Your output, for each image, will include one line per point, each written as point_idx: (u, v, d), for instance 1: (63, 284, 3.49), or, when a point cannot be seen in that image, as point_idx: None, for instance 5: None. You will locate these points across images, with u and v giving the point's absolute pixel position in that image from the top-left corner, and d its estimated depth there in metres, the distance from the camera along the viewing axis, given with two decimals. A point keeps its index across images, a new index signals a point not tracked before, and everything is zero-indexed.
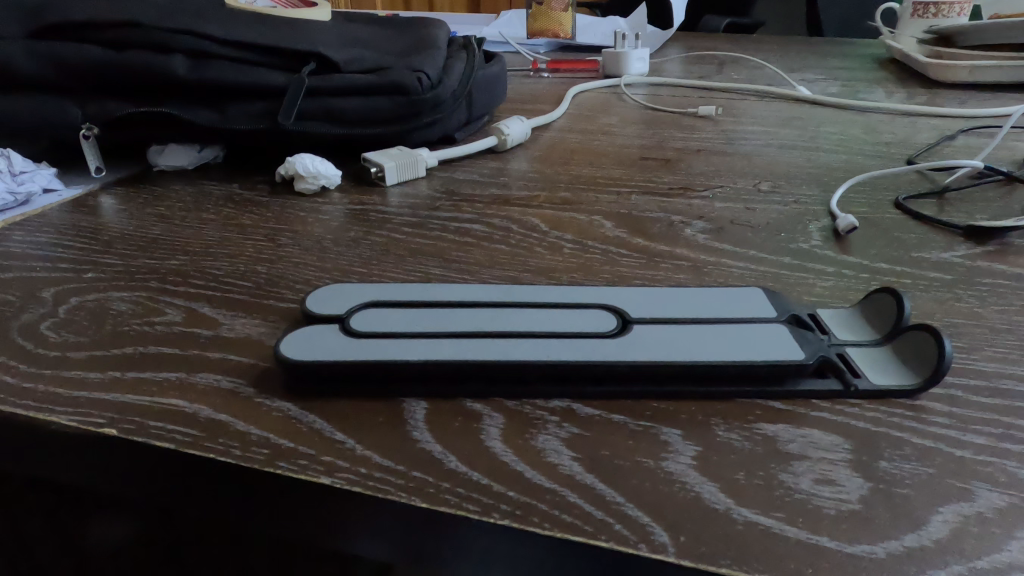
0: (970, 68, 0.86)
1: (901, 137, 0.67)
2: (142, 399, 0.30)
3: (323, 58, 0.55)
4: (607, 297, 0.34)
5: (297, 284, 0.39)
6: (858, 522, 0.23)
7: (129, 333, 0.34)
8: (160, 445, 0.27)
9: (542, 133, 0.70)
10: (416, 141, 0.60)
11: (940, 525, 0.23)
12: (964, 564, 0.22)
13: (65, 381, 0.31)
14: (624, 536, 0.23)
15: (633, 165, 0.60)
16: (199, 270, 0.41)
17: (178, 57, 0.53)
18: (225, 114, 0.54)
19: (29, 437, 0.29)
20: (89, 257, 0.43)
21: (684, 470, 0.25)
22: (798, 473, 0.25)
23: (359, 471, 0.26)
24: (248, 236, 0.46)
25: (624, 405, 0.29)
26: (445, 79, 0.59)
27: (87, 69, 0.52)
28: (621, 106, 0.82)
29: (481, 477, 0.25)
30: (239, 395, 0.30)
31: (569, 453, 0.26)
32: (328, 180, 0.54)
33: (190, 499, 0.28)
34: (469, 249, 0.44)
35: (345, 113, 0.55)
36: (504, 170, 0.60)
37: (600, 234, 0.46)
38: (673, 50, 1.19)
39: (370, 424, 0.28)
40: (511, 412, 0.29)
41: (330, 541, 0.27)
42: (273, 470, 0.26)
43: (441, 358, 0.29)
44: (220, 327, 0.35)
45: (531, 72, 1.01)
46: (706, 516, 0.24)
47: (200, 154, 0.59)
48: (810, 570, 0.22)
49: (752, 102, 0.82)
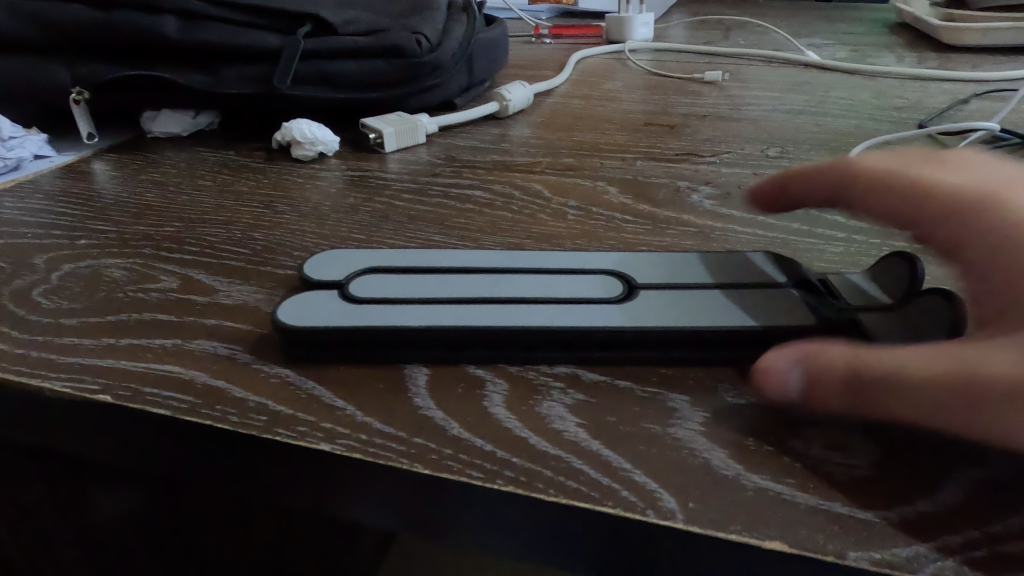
0: (984, 31, 0.83)
1: (913, 102, 0.65)
2: (138, 365, 0.29)
3: (318, 20, 0.53)
4: (613, 263, 0.33)
5: (294, 250, 0.38)
6: (872, 489, 0.23)
7: (123, 300, 0.33)
8: (156, 412, 0.27)
9: (544, 98, 0.69)
10: (415, 106, 0.59)
11: (955, 490, 0.23)
12: (978, 529, 0.21)
13: (58, 348, 0.30)
14: (632, 502, 0.22)
15: (637, 131, 0.59)
16: (195, 237, 0.40)
17: (168, 18, 0.51)
18: (218, 77, 0.53)
19: (24, 403, 0.29)
20: (82, 223, 0.42)
21: (693, 436, 0.25)
22: (809, 439, 0.25)
23: (360, 437, 0.25)
24: (244, 202, 0.45)
25: (632, 371, 0.28)
26: (445, 42, 0.58)
27: (75, 30, 0.51)
28: (625, 72, 0.80)
29: (485, 443, 0.25)
30: (237, 361, 0.29)
31: (575, 420, 0.26)
32: (326, 146, 0.52)
33: (189, 467, 0.28)
34: (470, 216, 0.43)
35: (341, 76, 0.54)
36: (506, 136, 0.58)
37: (604, 200, 0.45)
38: (677, 15, 1.16)
39: (372, 390, 0.27)
40: (515, 378, 0.28)
41: (330, 507, 0.26)
42: (272, 437, 0.25)
43: (443, 324, 0.28)
44: (216, 294, 0.34)
45: (532, 38, 0.99)
46: (715, 483, 0.23)
47: (194, 121, 0.58)
48: (822, 537, 0.21)
49: (759, 67, 0.80)
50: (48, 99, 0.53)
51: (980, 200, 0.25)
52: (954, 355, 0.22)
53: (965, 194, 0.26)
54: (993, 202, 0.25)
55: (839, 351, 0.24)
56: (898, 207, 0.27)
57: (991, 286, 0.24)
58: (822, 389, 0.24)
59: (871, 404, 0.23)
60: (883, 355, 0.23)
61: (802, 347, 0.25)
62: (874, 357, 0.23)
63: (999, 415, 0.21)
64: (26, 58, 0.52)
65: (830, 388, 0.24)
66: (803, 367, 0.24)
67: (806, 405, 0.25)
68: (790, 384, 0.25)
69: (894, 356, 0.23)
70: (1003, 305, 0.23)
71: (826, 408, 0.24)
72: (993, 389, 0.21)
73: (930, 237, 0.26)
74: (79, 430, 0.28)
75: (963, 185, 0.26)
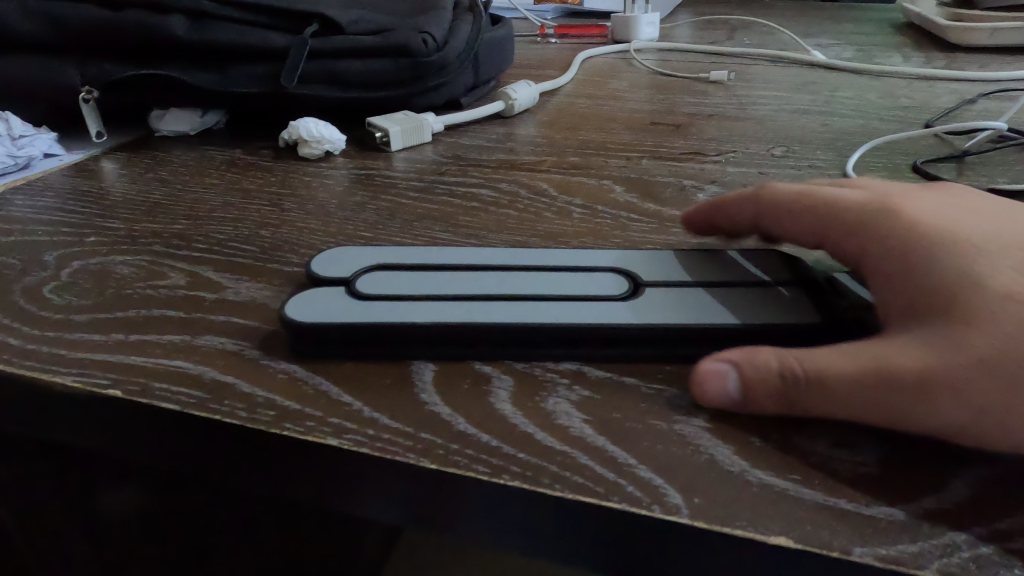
0: (992, 31, 0.83)
1: (920, 102, 0.65)
2: (147, 361, 0.29)
3: (326, 19, 0.54)
4: (619, 261, 0.33)
5: (301, 248, 0.39)
6: (878, 486, 0.23)
7: (132, 296, 0.34)
8: (165, 407, 0.27)
9: (550, 98, 0.69)
10: (421, 106, 0.59)
11: (961, 486, 0.23)
12: (984, 526, 0.21)
13: (68, 344, 0.30)
14: (637, 497, 0.22)
15: (643, 130, 0.59)
16: (203, 234, 0.40)
17: (177, 18, 0.51)
18: (226, 76, 0.53)
19: (35, 397, 0.29)
20: (91, 221, 0.42)
21: (698, 433, 0.25)
22: (815, 436, 0.25)
23: (367, 432, 0.25)
24: (252, 200, 0.45)
25: (638, 368, 0.28)
26: (452, 41, 0.58)
27: (84, 30, 0.51)
28: (631, 72, 0.80)
29: (491, 439, 0.25)
30: (244, 356, 0.29)
31: (580, 416, 0.26)
32: (333, 145, 0.53)
33: (197, 462, 0.28)
34: (476, 214, 0.43)
35: (348, 76, 0.54)
36: (511, 135, 0.59)
37: (610, 199, 0.45)
38: (682, 15, 1.16)
39: (378, 386, 0.27)
40: (520, 374, 0.28)
41: (337, 501, 0.26)
42: (280, 431, 0.25)
43: (450, 320, 0.28)
44: (225, 290, 0.34)
45: (538, 38, 0.99)
46: (721, 479, 0.23)
47: (202, 119, 0.58)
48: (828, 533, 0.21)
49: (765, 67, 0.80)
50: (58, 97, 0.53)
51: (872, 212, 0.28)
52: (872, 348, 0.23)
53: (859, 208, 0.28)
54: (884, 212, 0.28)
55: (768, 352, 0.24)
56: (804, 223, 0.30)
57: (893, 283, 0.25)
58: (754, 391, 0.24)
59: (804, 402, 0.24)
60: (809, 354, 0.24)
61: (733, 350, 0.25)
62: (801, 355, 0.24)
63: (916, 400, 0.22)
64: (37, 57, 0.53)
65: (763, 388, 0.24)
66: (735, 369, 0.25)
67: (741, 409, 0.25)
68: (724, 386, 0.25)
69: (819, 354, 0.24)
70: (905, 299, 0.25)
71: (759, 410, 0.25)
72: (909, 376, 0.22)
73: (835, 249, 0.29)
74: (89, 424, 0.29)
75: (856, 201, 0.29)
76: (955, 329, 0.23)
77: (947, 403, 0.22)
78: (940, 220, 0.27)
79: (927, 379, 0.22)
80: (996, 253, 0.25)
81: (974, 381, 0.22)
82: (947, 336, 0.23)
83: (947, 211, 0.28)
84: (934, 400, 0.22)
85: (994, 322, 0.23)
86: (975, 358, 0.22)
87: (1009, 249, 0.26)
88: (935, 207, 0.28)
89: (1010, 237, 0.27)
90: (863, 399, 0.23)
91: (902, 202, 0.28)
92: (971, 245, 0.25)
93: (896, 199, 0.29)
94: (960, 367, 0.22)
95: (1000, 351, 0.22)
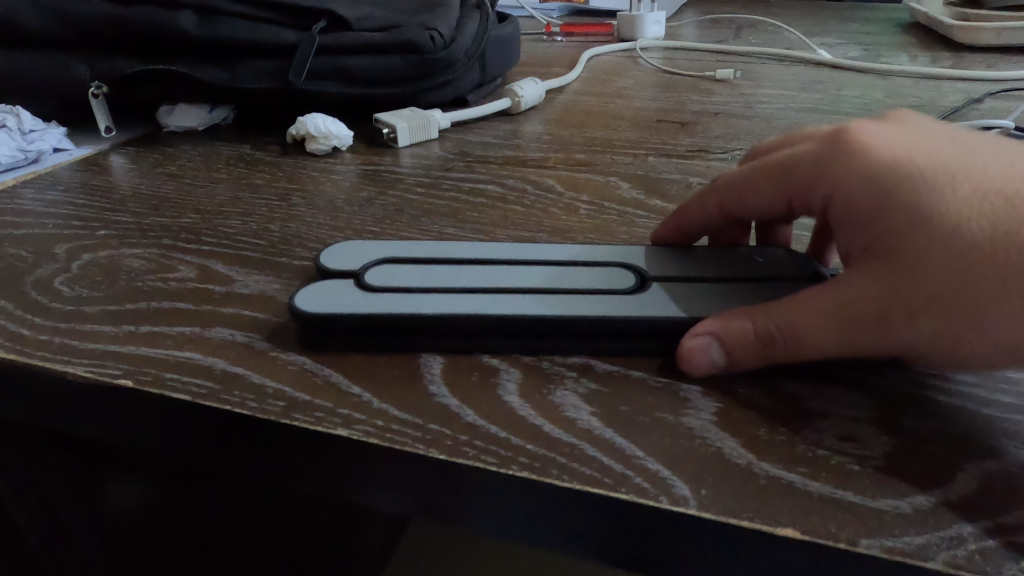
0: (999, 30, 0.83)
1: (926, 101, 0.65)
2: (158, 351, 0.29)
3: (334, 16, 0.54)
4: (627, 256, 0.33)
5: (310, 242, 0.39)
6: (885, 479, 0.23)
7: (142, 288, 0.34)
8: (176, 396, 0.27)
9: (556, 96, 0.69)
10: (428, 102, 0.59)
11: (968, 480, 0.23)
12: (991, 519, 0.21)
13: (79, 335, 0.31)
14: (645, 488, 0.23)
15: (649, 128, 0.59)
16: (212, 228, 0.41)
17: (186, 14, 0.52)
18: (235, 72, 0.54)
19: (47, 386, 0.29)
20: (101, 214, 0.42)
21: (706, 426, 0.25)
22: (821, 430, 0.25)
23: (377, 423, 0.25)
24: (260, 195, 0.46)
25: (645, 361, 0.29)
26: (459, 38, 0.58)
27: (95, 25, 0.52)
28: (637, 70, 0.80)
29: (500, 430, 0.25)
30: (254, 348, 0.30)
31: (588, 408, 0.26)
32: (340, 140, 0.53)
33: (206, 452, 0.28)
34: (483, 210, 0.43)
35: (355, 72, 0.54)
36: (518, 132, 0.59)
37: (616, 195, 0.45)
38: (688, 14, 1.16)
39: (387, 377, 0.28)
40: (528, 368, 0.28)
41: (346, 491, 0.27)
42: (290, 421, 0.26)
43: (460, 310, 0.29)
44: (234, 283, 0.35)
45: (544, 37, 0.99)
46: (728, 471, 0.23)
47: (210, 115, 0.58)
48: (835, 524, 0.21)
49: (770, 66, 0.80)
50: (67, 92, 0.54)
51: (829, 154, 0.28)
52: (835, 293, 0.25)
53: (815, 154, 0.29)
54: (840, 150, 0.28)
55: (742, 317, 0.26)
56: (762, 192, 0.30)
57: (852, 222, 0.26)
58: (736, 355, 0.26)
59: (781, 355, 0.26)
60: (777, 311, 0.26)
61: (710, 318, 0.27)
62: (770, 314, 0.26)
63: (877, 331, 0.25)
64: (47, 52, 0.53)
65: (743, 351, 0.26)
66: (715, 337, 0.27)
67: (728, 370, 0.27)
68: (710, 355, 0.27)
69: (787, 309, 0.26)
70: (865, 237, 0.26)
71: (744, 368, 0.27)
72: (867, 313, 0.24)
73: (801, 199, 0.29)
74: (100, 413, 0.29)
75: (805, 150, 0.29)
76: (908, 266, 0.24)
77: (905, 330, 0.24)
78: (896, 150, 0.27)
79: (885, 313, 0.24)
80: (951, 181, 0.26)
81: (930, 310, 0.24)
82: (902, 274, 0.24)
83: (905, 137, 0.28)
84: (892, 330, 0.24)
85: (945, 256, 0.24)
86: (927, 291, 0.24)
87: (964, 172, 0.26)
88: (892, 134, 0.28)
89: (968, 159, 0.27)
90: (832, 340, 0.25)
91: (859, 133, 0.28)
92: (926, 177, 0.26)
93: (852, 131, 0.28)
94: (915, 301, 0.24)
95: (952, 282, 0.24)
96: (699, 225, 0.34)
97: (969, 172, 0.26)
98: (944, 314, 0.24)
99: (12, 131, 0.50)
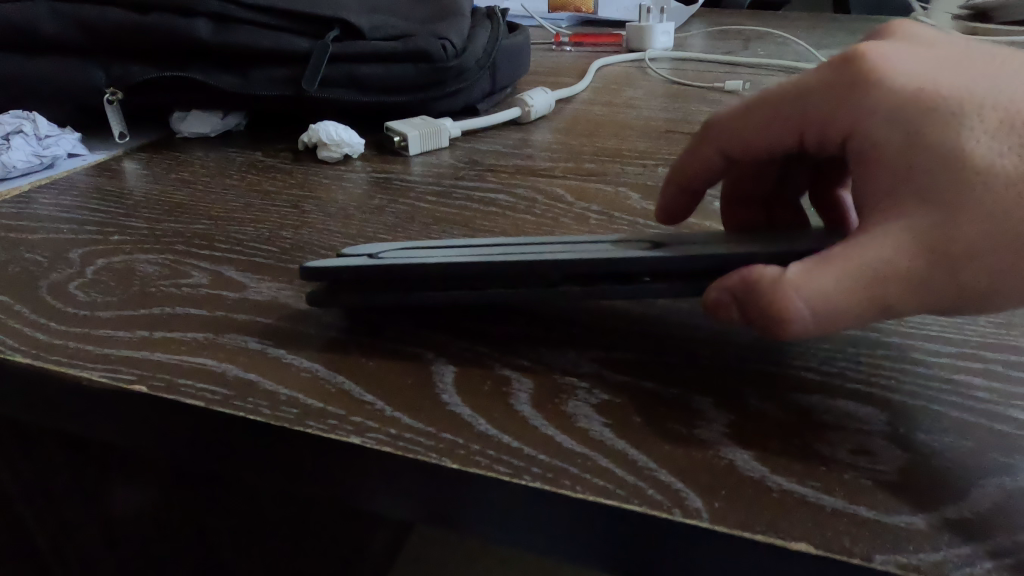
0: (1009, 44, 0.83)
1: None
2: (172, 357, 0.30)
3: (347, 24, 0.54)
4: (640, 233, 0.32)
5: (322, 249, 0.39)
6: (900, 494, 0.23)
7: (155, 293, 0.34)
8: (188, 402, 0.27)
9: (565, 105, 0.69)
10: (439, 111, 0.59)
11: (983, 497, 0.22)
12: (1007, 536, 0.21)
13: (94, 340, 0.31)
14: (658, 501, 0.23)
15: (659, 138, 0.59)
16: (224, 234, 0.41)
17: (201, 21, 0.52)
18: (248, 79, 0.54)
19: (61, 392, 0.29)
20: (115, 220, 0.43)
21: (718, 437, 0.25)
22: (834, 443, 0.25)
23: (389, 431, 0.25)
24: (272, 201, 0.46)
25: (656, 372, 0.29)
26: (469, 48, 0.58)
27: (110, 32, 0.52)
28: (646, 80, 0.80)
29: (513, 440, 0.25)
30: (267, 355, 0.30)
31: (601, 420, 0.26)
32: (351, 148, 0.53)
33: (219, 456, 0.28)
34: (494, 219, 0.43)
35: (367, 80, 0.54)
36: (528, 141, 0.59)
37: (627, 205, 0.45)
38: (697, 25, 1.17)
39: (400, 386, 0.28)
40: (540, 377, 0.28)
41: (358, 498, 0.27)
42: (303, 429, 0.26)
43: (473, 260, 0.28)
44: (246, 290, 0.35)
45: (553, 46, 1.00)
46: (741, 483, 0.23)
47: (223, 121, 0.59)
48: (849, 540, 0.21)
49: (779, 77, 0.81)
50: (82, 98, 0.54)
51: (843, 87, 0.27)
52: (864, 255, 0.24)
53: (826, 85, 0.27)
54: (856, 82, 0.26)
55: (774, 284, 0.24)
56: (771, 132, 0.29)
57: (874, 165, 0.26)
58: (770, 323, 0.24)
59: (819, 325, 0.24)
60: (805, 277, 0.24)
61: (732, 278, 0.25)
62: (794, 282, 0.24)
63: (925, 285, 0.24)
64: (63, 58, 0.54)
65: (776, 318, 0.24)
66: (733, 293, 0.26)
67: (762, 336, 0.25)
68: (726, 311, 0.26)
69: (814, 277, 0.24)
70: (896, 186, 0.25)
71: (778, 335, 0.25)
72: (914, 269, 0.23)
73: (816, 134, 0.28)
74: (114, 418, 0.29)
75: (813, 79, 0.28)
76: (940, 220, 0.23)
77: (939, 285, 0.23)
78: (914, 79, 0.26)
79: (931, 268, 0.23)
80: (975, 113, 0.25)
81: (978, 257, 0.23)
82: (943, 223, 0.23)
83: (919, 61, 0.27)
84: (926, 288, 0.24)
85: (977, 207, 0.23)
86: (961, 242, 0.23)
87: (984, 98, 0.25)
88: (906, 57, 0.27)
89: (987, 82, 0.26)
90: (865, 309, 0.24)
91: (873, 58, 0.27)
92: (950, 111, 0.25)
93: (863, 57, 0.27)
94: (961, 251, 0.23)
95: (983, 233, 0.23)
96: (702, 170, 0.33)
97: (991, 97, 0.25)
98: (975, 268, 0.23)
99: (28, 136, 0.50)
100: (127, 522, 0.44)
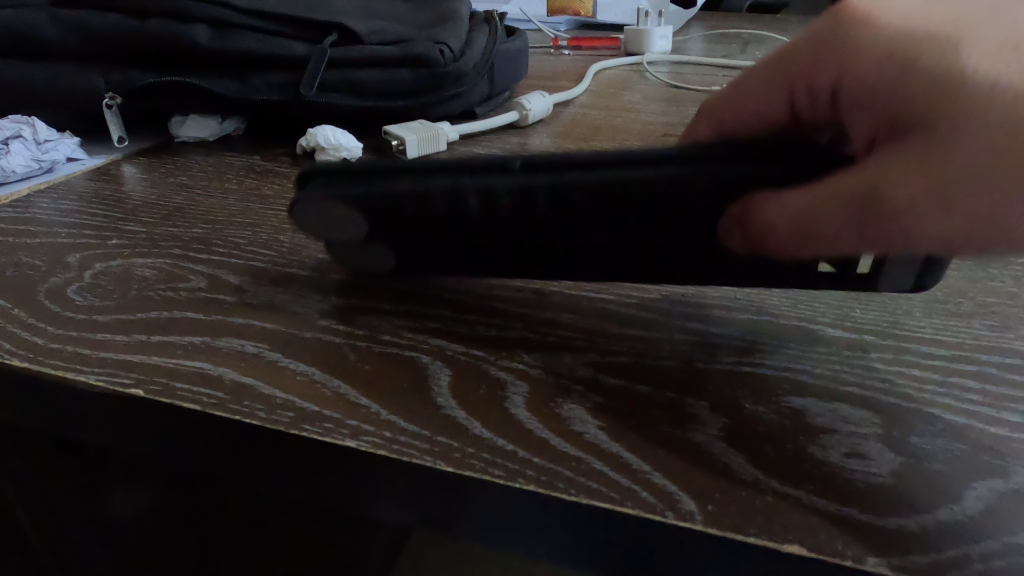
0: None
1: None
2: (169, 361, 0.30)
3: (345, 29, 0.54)
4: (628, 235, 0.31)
5: (319, 253, 0.39)
6: (893, 497, 0.23)
7: (153, 297, 0.34)
8: (185, 405, 0.27)
9: (563, 109, 0.70)
10: (437, 115, 0.60)
11: (975, 500, 0.23)
12: (999, 539, 0.21)
13: (91, 344, 0.31)
14: (652, 504, 0.23)
15: (656, 141, 0.59)
16: (223, 238, 0.41)
17: (201, 27, 0.53)
18: (247, 84, 0.54)
19: (58, 395, 0.29)
20: (113, 224, 0.43)
21: (712, 441, 0.25)
22: (828, 446, 0.25)
23: (385, 434, 0.26)
24: (270, 206, 0.46)
25: (651, 376, 0.29)
26: (468, 52, 0.59)
27: (110, 38, 0.53)
28: (644, 84, 0.80)
29: (506, 442, 0.25)
30: (263, 358, 0.30)
31: (595, 423, 0.26)
32: (350, 152, 0.53)
33: (215, 458, 0.28)
34: None
35: (366, 85, 0.55)
36: (526, 144, 0.59)
37: None
38: (695, 28, 1.17)
39: (396, 389, 0.28)
40: (535, 380, 0.29)
41: (354, 502, 0.27)
42: (299, 432, 0.26)
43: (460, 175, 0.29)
44: (244, 294, 0.35)
45: (552, 50, 1.00)
46: (735, 487, 0.23)
47: (222, 126, 0.59)
48: (843, 543, 0.21)
49: None
50: (82, 103, 0.54)
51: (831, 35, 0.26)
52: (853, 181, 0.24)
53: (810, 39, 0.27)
54: (839, 21, 0.26)
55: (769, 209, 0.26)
56: (761, 97, 0.29)
57: (868, 107, 0.25)
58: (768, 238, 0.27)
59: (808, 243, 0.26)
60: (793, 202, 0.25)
61: (731, 207, 0.27)
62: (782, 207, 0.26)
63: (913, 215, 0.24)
64: (63, 64, 0.54)
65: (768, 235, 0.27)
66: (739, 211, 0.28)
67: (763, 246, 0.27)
68: (732, 240, 0.28)
69: (802, 201, 0.25)
70: (886, 126, 0.25)
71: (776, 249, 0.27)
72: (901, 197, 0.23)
73: (804, 89, 0.27)
74: (111, 421, 0.29)
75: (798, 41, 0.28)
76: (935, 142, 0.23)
77: (932, 215, 0.23)
78: (905, 16, 0.25)
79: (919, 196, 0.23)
80: (972, 45, 0.24)
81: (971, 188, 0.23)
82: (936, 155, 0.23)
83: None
84: (919, 212, 0.23)
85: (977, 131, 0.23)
86: (954, 174, 0.23)
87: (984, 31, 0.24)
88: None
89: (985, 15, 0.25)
90: (849, 232, 0.25)
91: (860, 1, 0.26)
92: (946, 45, 0.24)
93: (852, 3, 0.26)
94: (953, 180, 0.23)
95: (978, 156, 0.23)
96: None
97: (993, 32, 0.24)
98: (970, 197, 0.23)
99: (27, 141, 0.50)
100: (126, 522, 0.44)
